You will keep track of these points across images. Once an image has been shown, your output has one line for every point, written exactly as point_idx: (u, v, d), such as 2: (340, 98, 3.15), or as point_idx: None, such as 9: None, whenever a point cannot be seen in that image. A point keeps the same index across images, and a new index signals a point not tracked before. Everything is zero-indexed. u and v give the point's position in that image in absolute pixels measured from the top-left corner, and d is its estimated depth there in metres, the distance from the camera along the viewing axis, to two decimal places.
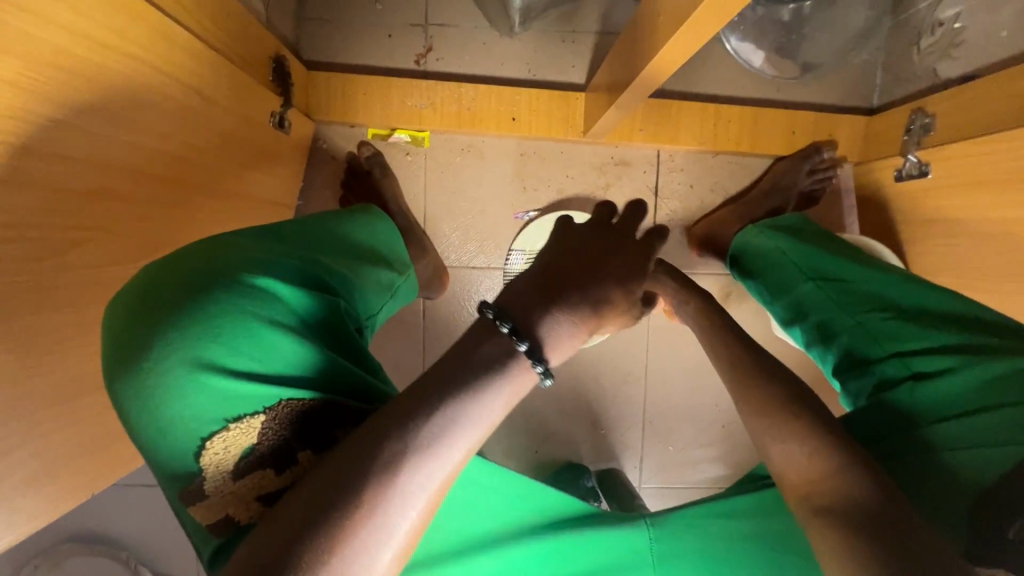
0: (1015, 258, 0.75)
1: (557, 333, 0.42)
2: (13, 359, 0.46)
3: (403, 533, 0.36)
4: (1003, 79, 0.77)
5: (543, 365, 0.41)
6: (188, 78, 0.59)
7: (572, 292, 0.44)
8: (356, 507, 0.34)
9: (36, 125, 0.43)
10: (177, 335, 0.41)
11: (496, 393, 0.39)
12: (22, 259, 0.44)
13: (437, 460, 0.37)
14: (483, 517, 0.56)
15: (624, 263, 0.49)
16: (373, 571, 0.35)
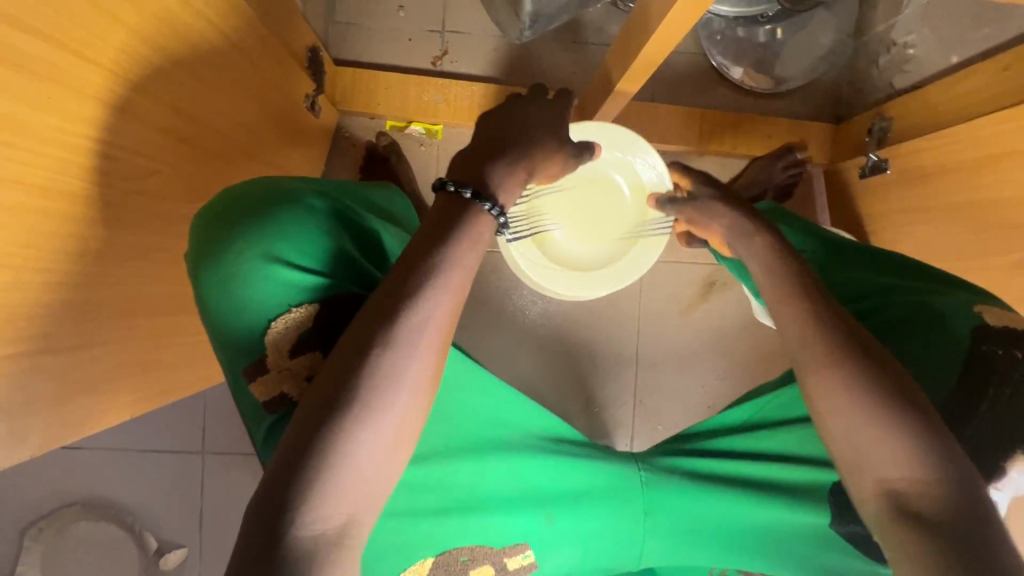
0: (965, 237, 0.85)
1: (498, 180, 0.51)
2: (94, 263, 0.52)
3: (415, 370, 0.44)
4: (949, 85, 0.89)
5: (490, 203, 0.50)
6: (248, 49, 0.69)
7: (503, 144, 0.53)
8: (375, 351, 0.43)
9: (138, 63, 0.51)
10: (256, 234, 0.51)
11: (461, 243, 0.47)
12: (113, 176, 0.51)
13: (429, 302, 0.45)
14: (497, 422, 0.65)
15: (541, 117, 0.57)
16: (396, 403, 0.43)
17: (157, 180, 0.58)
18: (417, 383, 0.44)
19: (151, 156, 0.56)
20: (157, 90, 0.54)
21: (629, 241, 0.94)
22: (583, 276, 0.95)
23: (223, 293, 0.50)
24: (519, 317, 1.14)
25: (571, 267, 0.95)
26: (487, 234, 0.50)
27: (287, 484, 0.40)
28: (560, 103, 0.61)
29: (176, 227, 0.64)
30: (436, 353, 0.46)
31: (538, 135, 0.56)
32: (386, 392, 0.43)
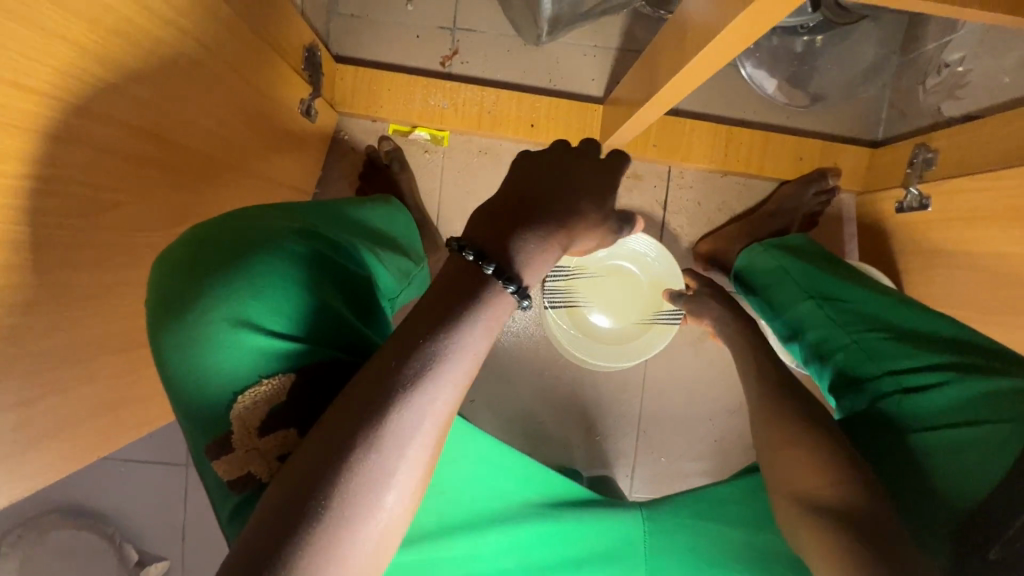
0: (1011, 290, 0.78)
1: (526, 254, 0.43)
2: (43, 311, 0.46)
3: (403, 472, 0.37)
4: (1004, 120, 0.81)
5: (514, 285, 0.42)
6: (228, 57, 0.62)
7: (536, 210, 0.45)
8: (357, 449, 0.36)
9: (89, 86, 0.44)
10: (224, 292, 0.45)
11: (475, 324, 0.40)
12: (62, 214, 0.45)
13: (427, 394, 0.38)
14: (493, 492, 0.61)
15: (582, 183, 0.49)
16: (378, 510, 0.37)
17: (121, 212, 0.52)
18: (404, 491, 0.38)
19: (111, 188, 0.50)
20: (115, 116, 0.47)
21: (645, 324, 1.03)
22: (601, 352, 1.02)
23: (188, 363, 0.44)
24: (522, 339, 1.09)
25: (593, 342, 1.03)
26: (503, 315, 0.42)
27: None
28: (610, 172, 0.53)
29: (146, 258, 0.58)
30: (427, 454, 0.39)
31: (574, 204, 0.47)
32: (367, 503, 0.36)
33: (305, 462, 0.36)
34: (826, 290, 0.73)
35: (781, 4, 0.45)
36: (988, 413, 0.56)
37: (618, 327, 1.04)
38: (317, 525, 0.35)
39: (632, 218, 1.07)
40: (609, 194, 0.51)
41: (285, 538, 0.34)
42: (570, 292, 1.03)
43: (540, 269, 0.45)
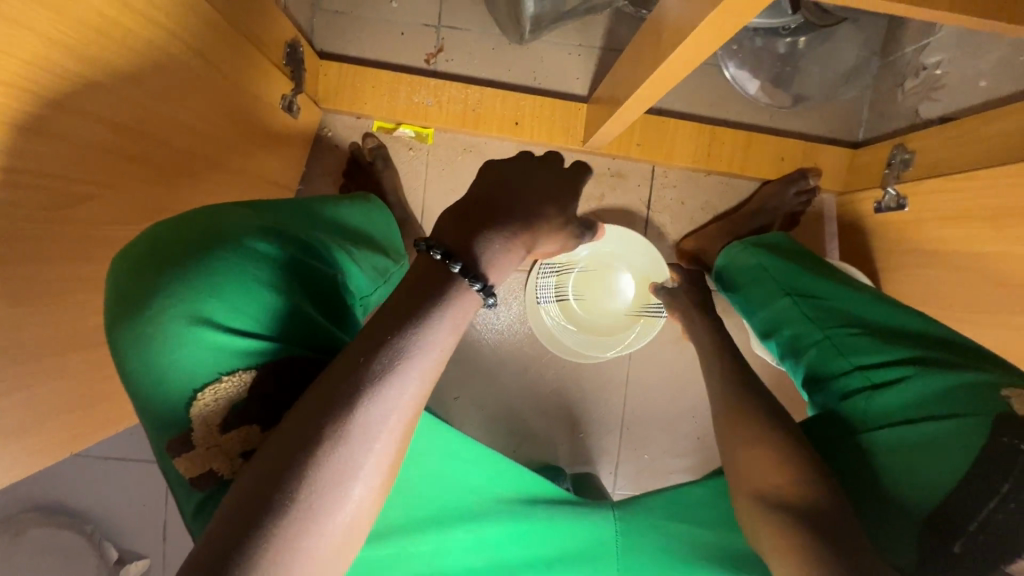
0: (983, 289, 0.79)
1: (490, 254, 0.44)
2: (12, 305, 0.46)
3: (370, 466, 0.37)
4: (977, 122, 0.82)
5: (480, 284, 0.43)
6: (207, 52, 0.61)
7: (502, 212, 0.46)
8: (324, 443, 0.36)
9: (61, 78, 0.44)
10: (182, 289, 0.44)
11: (443, 320, 0.40)
12: (32, 206, 0.45)
13: (394, 389, 0.38)
14: (463, 489, 0.61)
15: (546, 188, 0.51)
16: (344, 505, 0.36)
17: (95, 205, 0.52)
18: (370, 486, 0.38)
19: (83, 180, 0.49)
20: (88, 108, 0.47)
21: (633, 317, 1.05)
22: (588, 343, 1.05)
23: (145, 360, 0.43)
24: (506, 337, 1.09)
25: (582, 333, 1.05)
26: (471, 312, 0.43)
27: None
28: (575, 179, 0.55)
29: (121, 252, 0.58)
30: (395, 449, 0.39)
31: (541, 207, 0.49)
32: (333, 498, 0.36)
33: (270, 456, 0.36)
34: (802, 289, 0.74)
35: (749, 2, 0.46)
36: (949, 408, 0.57)
37: (607, 319, 1.05)
38: (281, 519, 0.34)
39: (616, 217, 1.08)
40: (573, 199, 0.53)
41: (249, 532, 0.34)
42: (560, 284, 1.05)
43: (506, 268, 0.46)
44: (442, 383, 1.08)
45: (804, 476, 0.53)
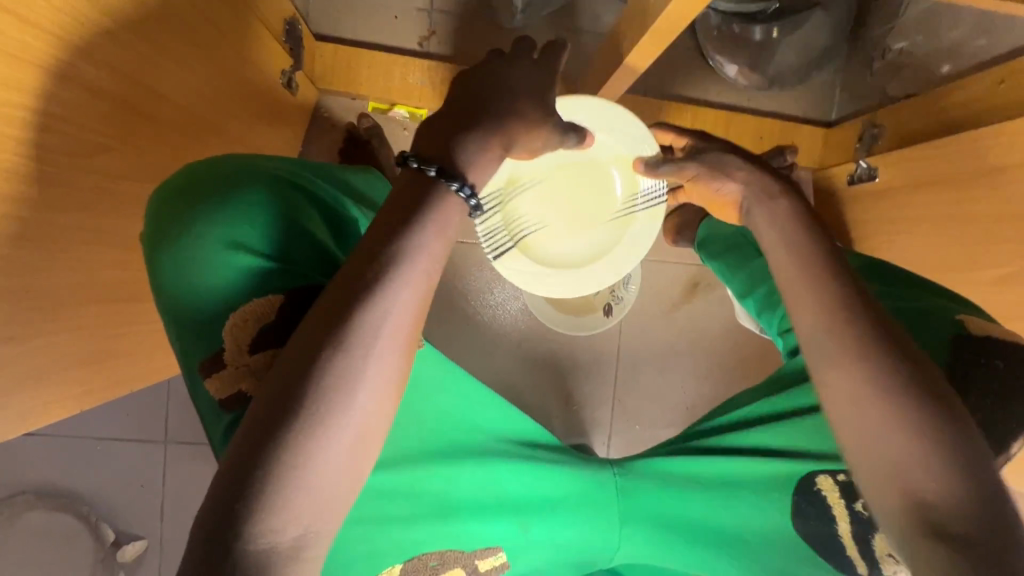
0: (949, 249, 0.85)
1: (466, 157, 0.47)
2: (36, 248, 0.48)
3: (374, 368, 0.40)
4: (940, 96, 0.89)
5: (458, 183, 0.45)
6: (214, 17, 0.64)
7: (489, 118, 0.48)
8: (327, 349, 0.39)
9: (87, 28, 0.46)
10: (216, 218, 0.52)
11: (425, 229, 0.44)
12: (58, 151, 0.47)
13: (387, 296, 0.41)
14: (471, 425, 0.64)
15: (530, 84, 0.51)
16: (354, 405, 0.39)
17: (108, 159, 0.53)
18: (380, 391, 0.41)
19: (101, 131, 0.51)
20: (104, 58, 0.49)
21: (623, 221, 0.78)
22: (584, 271, 0.79)
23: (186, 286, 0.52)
24: (499, 314, 1.12)
25: (571, 266, 0.79)
26: (454, 217, 0.46)
27: (228, 510, 0.36)
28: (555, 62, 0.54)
29: (133, 209, 0.60)
30: (397, 351, 0.42)
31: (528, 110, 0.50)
32: (349, 403, 0.39)
33: (284, 367, 0.39)
34: None
35: None
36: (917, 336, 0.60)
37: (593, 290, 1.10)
38: (303, 422, 0.38)
39: None
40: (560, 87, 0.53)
41: (274, 436, 0.37)
42: (516, 222, 0.78)
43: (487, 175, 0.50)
44: None
45: (937, 434, 0.45)
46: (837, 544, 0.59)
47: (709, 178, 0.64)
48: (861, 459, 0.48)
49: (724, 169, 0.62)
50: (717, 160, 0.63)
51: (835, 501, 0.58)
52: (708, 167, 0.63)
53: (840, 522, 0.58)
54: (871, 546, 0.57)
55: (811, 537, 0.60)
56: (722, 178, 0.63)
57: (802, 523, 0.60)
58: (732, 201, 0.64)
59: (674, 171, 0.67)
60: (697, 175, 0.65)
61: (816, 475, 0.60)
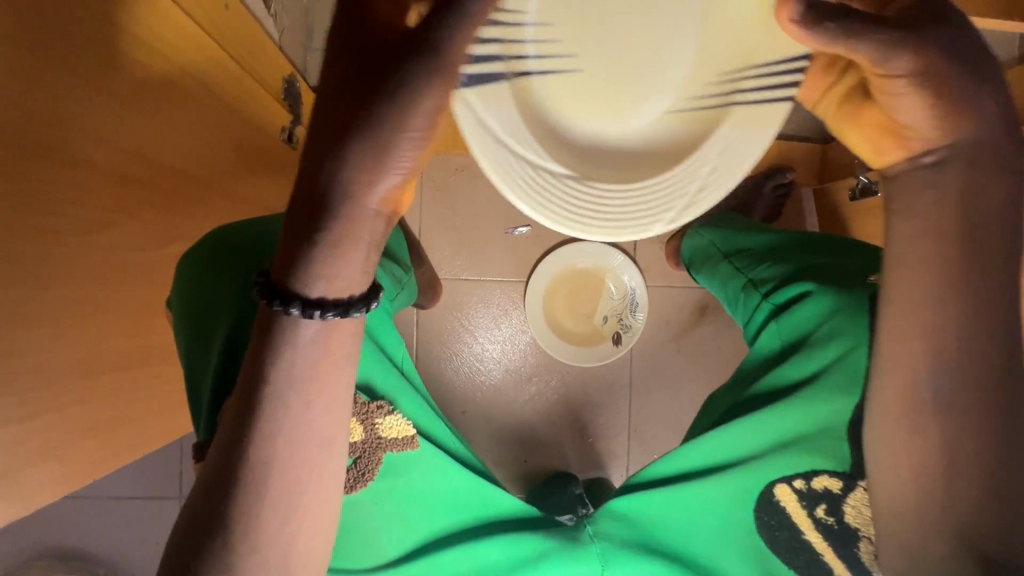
0: None
1: (308, 265, 0.40)
2: (45, 325, 0.49)
3: (270, 490, 0.43)
4: None
5: (291, 306, 0.40)
6: (206, 79, 0.65)
7: (326, 203, 0.38)
8: (228, 480, 0.43)
9: (76, 107, 0.48)
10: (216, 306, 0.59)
11: (295, 352, 0.42)
12: (58, 230, 0.48)
13: (272, 429, 0.42)
14: (454, 508, 0.63)
15: (376, 120, 0.37)
16: (257, 524, 0.43)
17: (108, 234, 0.54)
18: (325, 432, 0.44)
19: (103, 207, 0.52)
20: (97, 135, 0.50)
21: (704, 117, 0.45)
22: (596, 200, 0.44)
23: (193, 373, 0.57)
24: (507, 350, 1.11)
25: (587, 176, 0.45)
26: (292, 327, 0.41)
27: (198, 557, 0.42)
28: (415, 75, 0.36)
29: (140, 278, 0.61)
30: (290, 471, 0.43)
31: (381, 175, 0.38)
32: (271, 503, 0.43)
33: (211, 468, 0.44)
34: (737, 242, 0.75)
35: None
36: (850, 309, 0.56)
37: (601, 318, 1.10)
38: (233, 510, 0.43)
39: None
40: (420, 108, 0.37)
41: (229, 485, 0.43)
42: (528, 49, 0.43)
43: (361, 266, 0.41)
44: (448, 401, 1.10)
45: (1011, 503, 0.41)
46: (818, 560, 0.56)
47: (936, 95, 0.39)
48: (904, 511, 0.46)
49: (965, 101, 0.39)
50: (965, 70, 0.38)
51: (792, 506, 0.56)
52: (947, 77, 0.38)
53: (806, 531, 0.56)
54: (856, 558, 0.54)
55: (782, 549, 0.57)
56: (950, 108, 0.39)
57: (769, 535, 0.58)
58: (926, 138, 0.41)
59: (878, 51, 0.37)
60: (911, 89, 0.39)
61: (773, 486, 0.57)
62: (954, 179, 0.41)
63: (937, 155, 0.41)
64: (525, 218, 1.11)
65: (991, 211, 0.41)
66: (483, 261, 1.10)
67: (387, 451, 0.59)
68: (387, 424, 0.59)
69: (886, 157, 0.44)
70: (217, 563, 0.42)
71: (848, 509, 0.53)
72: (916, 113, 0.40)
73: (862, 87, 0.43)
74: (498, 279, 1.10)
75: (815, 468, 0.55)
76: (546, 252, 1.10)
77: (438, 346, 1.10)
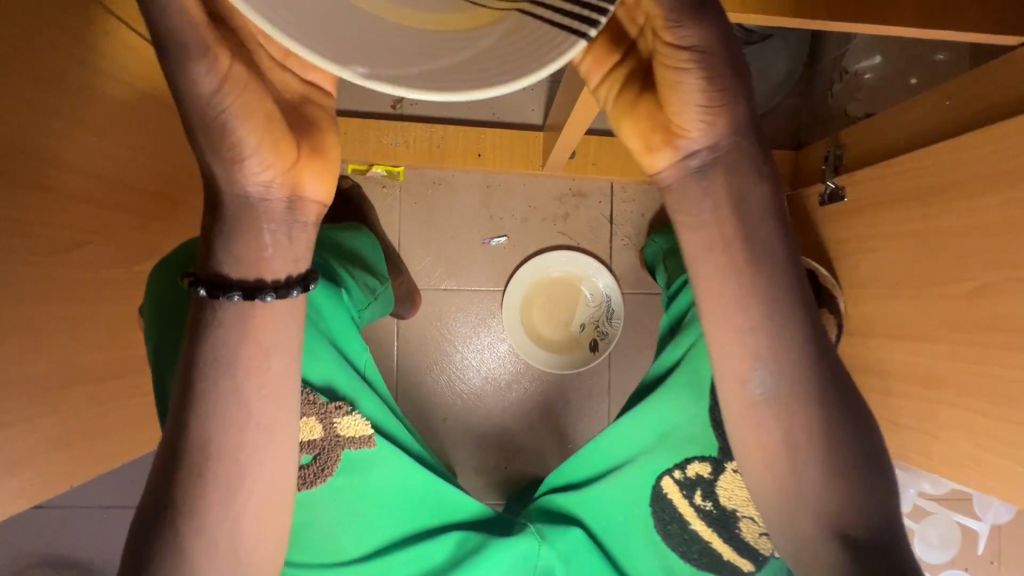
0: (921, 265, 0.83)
1: (224, 253, 0.43)
2: (21, 342, 0.52)
3: (219, 473, 0.45)
4: (896, 112, 0.89)
5: (204, 289, 0.43)
6: (167, 101, 0.69)
7: (222, 204, 0.42)
8: (179, 467, 0.44)
9: (37, 135, 0.51)
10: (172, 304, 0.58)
11: (237, 338, 0.44)
12: (29, 252, 0.51)
13: (218, 414, 0.44)
14: (410, 507, 0.66)
15: (201, 112, 0.37)
16: (208, 506, 0.45)
17: (87, 251, 0.58)
18: (266, 417, 0.46)
19: (71, 228, 0.55)
20: (60, 159, 0.54)
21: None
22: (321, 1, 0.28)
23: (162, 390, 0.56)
24: (486, 357, 1.13)
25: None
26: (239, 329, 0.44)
27: (152, 551, 0.44)
28: (186, 63, 0.35)
29: (116, 294, 0.64)
30: (240, 453, 0.45)
31: (246, 162, 0.40)
32: (222, 486, 0.45)
33: (160, 456, 0.45)
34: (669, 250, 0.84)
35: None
36: None
37: (579, 326, 1.11)
38: (184, 495, 0.44)
39: (581, 235, 1.14)
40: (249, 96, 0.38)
41: (182, 474, 0.44)
42: None
43: (291, 254, 0.45)
44: (429, 408, 1.12)
45: None
46: (706, 548, 0.64)
47: (700, 83, 0.41)
48: (793, 500, 0.48)
49: (726, 87, 0.42)
50: (724, 51, 0.40)
51: (678, 498, 0.64)
52: (712, 64, 0.40)
53: (692, 522, 0.64)
54: (735, 537, 0.62)
55: (675, 542, 0.65)
56: (710, 97, 0.42)
57: (664, 528, 0.65)
58: (686, 138, 0.44)
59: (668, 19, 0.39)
60: (691, 67, 0.40)
61: (660, 479, 0.65)
62: (719, 181, 0.46)
63: (704, 152, 0.45)
64: (502, 229, 1.13)
65: (761, 213, 0.46)
66: (462, 271, 1.13)
67: (346, 449, 0.62)
68: (345, 423, 0.61)
69: (656, 155, 0.46)
70: (171, 556, 0.44)
71: (719, 491, 0.62)
72: (681, 103, 0.42)
73: (638, 76, 0.45)
74: (478, 288, 1.13)
75: (687, 455, 0.64)
76: (523, 260, 1.13)
77: (420, 353, 1.12)
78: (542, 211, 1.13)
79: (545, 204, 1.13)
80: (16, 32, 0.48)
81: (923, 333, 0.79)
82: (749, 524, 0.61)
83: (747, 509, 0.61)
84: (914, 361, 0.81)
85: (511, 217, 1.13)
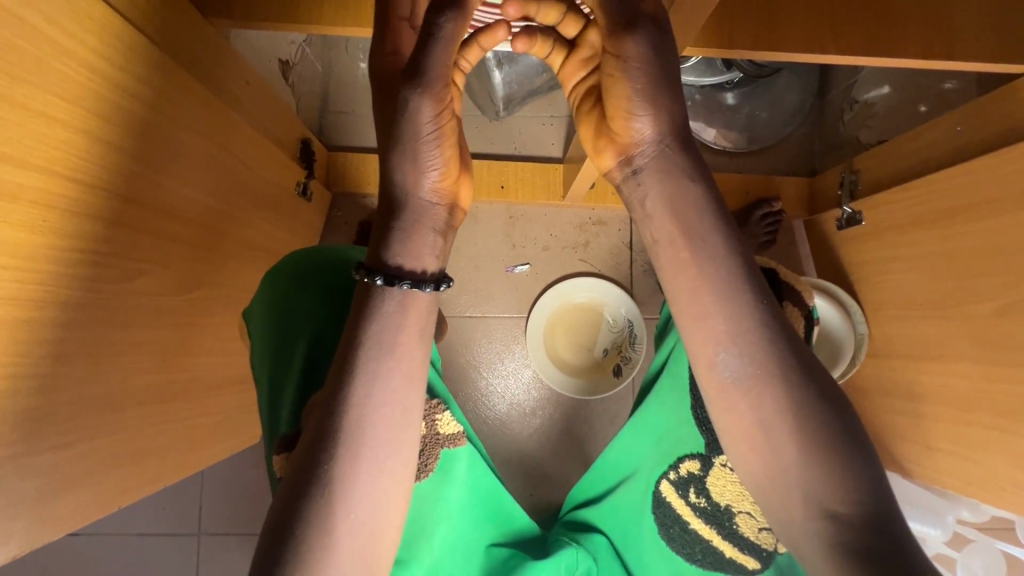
0: (931, 281, 0.83)
1: (407, 248, 0.49)
2: (87, 363, 0.55)
3: (368, 444, 0.47)
4: (908, 138, 0.92)
5: (385, 278, 0.48)
6: (233, 145, 0.74)
7: (402, 203, 0.49)
8: (335, 435, 0.46)
9: (124, 175, 0.55)
10: (281, 312, 0.64)
11: (404, 320, 0.49)
12: (101, 281, 0.55)
13: (378, 390, 0.47)
14: (495, 507, 0.68)
15: (414, 133, 0.47)
16: (353, 475, 0.46)
17: (144, 280, 0.61)
18: (410, 399, 0.49)
19: (139, 258, 0.59)
20: (144, 197, 0.58)
21: None
22: None
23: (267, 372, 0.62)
24: (511, 384, 1.15)
25: None
26: (400, 315, 0.49)
27: (296, 522, 0.44)
28: (422, 97, 0.45)
29: (171, 319, 0.67)
30: (389, 429, 0.48)
31: (428, 177, 0.49)
32: (366, 459, 0.46)
33: (315, 426, 0.47)
34: None
35: (729, 28, 0.67)
36: None
37: (602, 351, 1.12)
38: (336, 463, 0.46)
39: (603, 262, 1.17)
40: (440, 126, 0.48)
41: (335, 443, 0.46)
42: None
43: (443, 252, 0.52)
44: None
45: None
46: (709, 547, 0.62)
47: (634, 90, 0.48)
48: (783, 484, 0.47)
49: (657, 99, 0.48)
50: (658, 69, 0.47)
51: (675, 499, 0.63)
52: (653, 75, 0.47)
53: (691, 522, 0.62)
54: (735, 532, 0.60)
55: (678, 544, 0.64)
56: (642, 106, 0.49)
57: (667, 531, 0.64)
58: (625, 143, 0.52)
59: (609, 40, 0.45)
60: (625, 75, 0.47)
61: (660, 483, 0.64)
62: (659, 186, 0.51)
63: (643, 150, 0.51)
64: (524, 256, 1.17)
65: None
66: (488, 297, 1.16)
67: (443, 448, 0.61)
68: (445, 420, 0.62)
69: (604, 158, 0.55)
70: (316, 527, 0.44)
71: (711, 487, 0.60)
72: (620, 107, 0.49)
73: (595, 93, 0.54)
74: (503, 316, 1.16)
75: (679, 455, 0.62)
76: (547, 287, 1.16)
77: (453, 373, 1.15)
78: (563, 239, 1.17)
79: (566, 232, 1.17)
80: (126, 81, 0.54)
81: (954, 352, 0.78)
82: (746, 519, 0.58)
83: (742, 504, 0.58)
84: (948, 382, 0.80)
85: (533, 245, 1.17)
